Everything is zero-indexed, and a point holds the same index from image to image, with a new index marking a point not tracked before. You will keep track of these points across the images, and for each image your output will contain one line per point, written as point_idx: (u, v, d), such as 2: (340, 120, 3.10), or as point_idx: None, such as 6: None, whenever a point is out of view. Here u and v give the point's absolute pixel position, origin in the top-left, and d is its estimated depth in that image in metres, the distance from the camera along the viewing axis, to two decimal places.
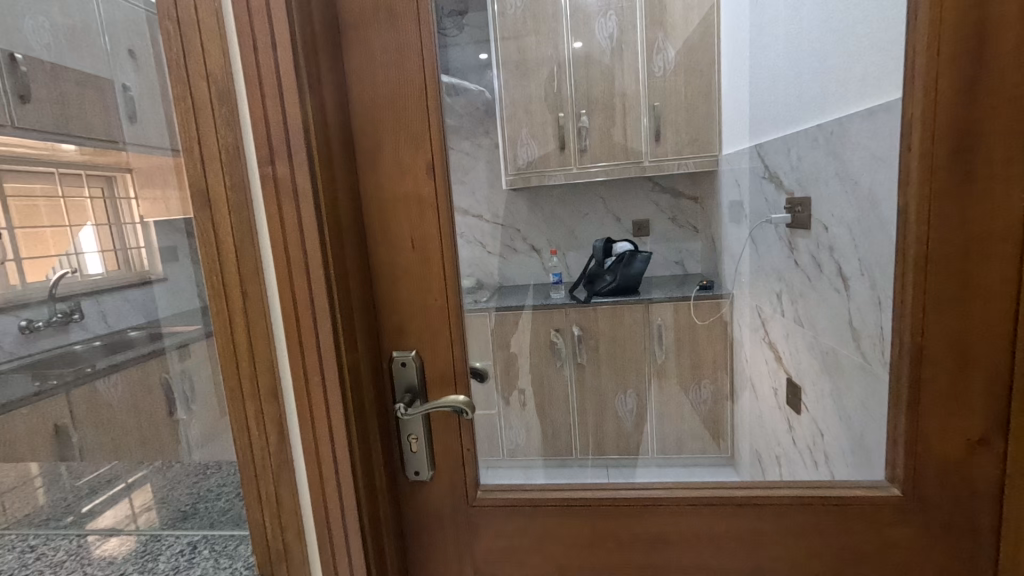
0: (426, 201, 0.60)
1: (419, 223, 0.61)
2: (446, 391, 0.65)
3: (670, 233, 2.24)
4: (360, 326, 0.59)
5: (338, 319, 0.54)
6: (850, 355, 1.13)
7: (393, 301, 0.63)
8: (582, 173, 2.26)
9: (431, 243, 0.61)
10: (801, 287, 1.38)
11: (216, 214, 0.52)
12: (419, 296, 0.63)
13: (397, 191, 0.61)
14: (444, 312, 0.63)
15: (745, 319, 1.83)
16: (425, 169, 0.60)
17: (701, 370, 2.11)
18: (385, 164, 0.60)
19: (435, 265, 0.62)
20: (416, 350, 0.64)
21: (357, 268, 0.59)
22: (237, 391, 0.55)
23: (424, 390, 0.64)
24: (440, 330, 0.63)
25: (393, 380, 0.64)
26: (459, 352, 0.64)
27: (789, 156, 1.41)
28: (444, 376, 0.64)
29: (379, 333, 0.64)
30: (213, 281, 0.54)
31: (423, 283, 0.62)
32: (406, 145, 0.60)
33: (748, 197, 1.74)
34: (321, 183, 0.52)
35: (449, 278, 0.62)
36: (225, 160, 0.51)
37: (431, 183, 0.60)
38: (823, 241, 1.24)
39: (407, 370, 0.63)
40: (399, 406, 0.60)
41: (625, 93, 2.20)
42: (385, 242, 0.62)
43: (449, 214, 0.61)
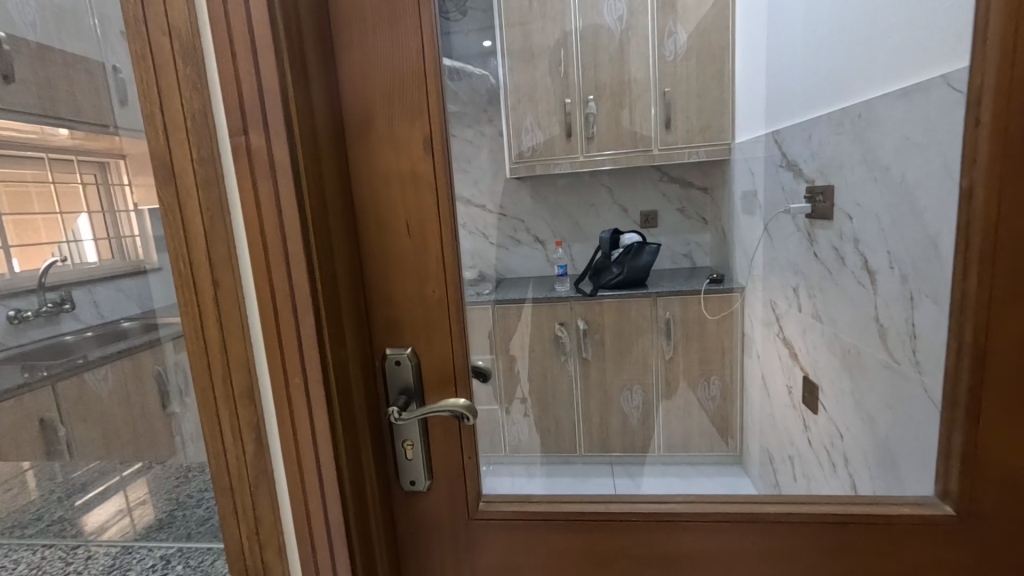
0: (423, 181, 0.54)
1: (415, 204, 0.54)
2: (445, 391, 0.58)
3: (679, 224, 2.28)
4: (349, 320, 0.53)
5: (323, 313, 0.48)
6: (874, 350, 1.08)
7: (386, 293, 0.56)
8: (588, 162, 2.14)
9: (429, 228, 0.55)
10: (821, 281, 1.31)
11: (183, 190, 0.46)
12: (415, 288, 0.56)
13: (390, 169, 0.54)
14: (442, 306, 0.56)
15: (757, 313, 1.76)
16: (423, 144, 0.53)
17: (710, 364, 2.00)
18: (377, 139, 0.53)
19: (433, 251, 0.55)
20: (412, 347, 0.57)
21: (345, 255, 0.52)
22: (209, 392, 0.49)
23: (421, 391, 0.58)
24: (439, 326, 0.57)
25: (387, 380, 0.57)
26: (460, 350, 0.58)
27: (810, 143, 1.33)
28: (443, 377, 0.58)
29: (370, 327, 0.57)
30: (179, 268, 0.47)
31: (420, 273, 0.56)
32: (400, 117, 0.53)
33: (762, 186, 1.66)
34: (302, 156, 0.46)
35: (450, 267, 0.56)
36: (192, 128, 0.45)
37: (429, 160, 0.53)
38: (846, 232, 1.17)
39: (402, 369, 0.57)
40: (394, 410, 0.54)
41: (635, 78, 2.04)
42: (378, 225, 0.55)
43: (449, 195, 0.55)
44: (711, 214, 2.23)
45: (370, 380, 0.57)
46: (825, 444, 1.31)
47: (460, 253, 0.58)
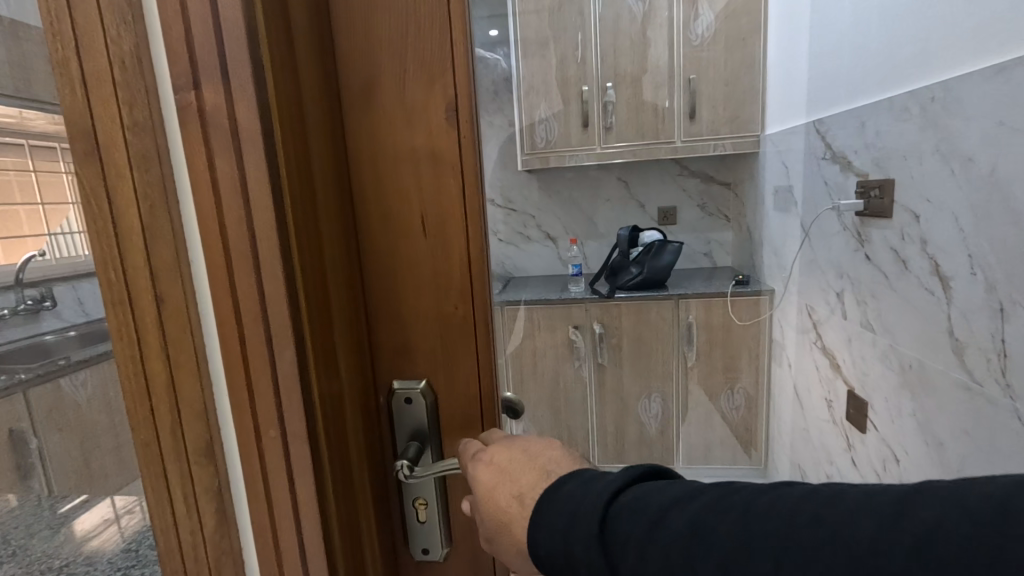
0: (444, 162, 0.41)
1: (433, 194, 0.41)
2: (469, 435, 0.45)
3: (699, 221, 2.17)
4: (347, 349, 0.40)
5: (313, 344, 0.35)
6: (946, 367, 0.95)
7: (395, 310, 0.43)
8: (604, 155, 1.98)
9: (451, 226, 0.41)
10: (873, 286, 1.18)
11: (110, 169, 0.32)
12: (432, 303, 0.43)
13: (401, 146, 0.41)
14: (467, 327, 0.43)
15: (790, 318, 1.63)
16: (445, 113, 0.40)
17: (736, 371, 1.84)
18: (383, 107, 0.40)
19: (456, 255, 0.42)
20: (427, 380, 0.44)
21: (342, 262, 0.39)
22: (154, 445, 0.36)
23: (437, 435, 0.45)
24: (463, 353, 0.44)
25: (394, 423, 0.45)
26: (488, 382, 0.45)
27: (864, 133, 1.19)
28: (467, 419, 0.45)
29: (373, 353, 0.44)
30: (109, 277, 0.34)
31: (439, 284, 0.43)
32: (415, 75, 0.39)
33: (800, 180, 1.52)
34: (285, 121, 0.32)
35: (478, 278, 0.43)
36: (119, 77, 0.31)
37: (454, 134, 0.40)
38: (911, 232, 1.04)
39: (414, 408, 0.44)
40: (404, 465, 0.41)
41: (659, 65, 1.88)
42: (383, 222, 0.42)
43: (477, 182, 0.42)
44: (733, 212, 2.11)
45: (371, 425, 0.44)
46: (876, 468, 1.20)
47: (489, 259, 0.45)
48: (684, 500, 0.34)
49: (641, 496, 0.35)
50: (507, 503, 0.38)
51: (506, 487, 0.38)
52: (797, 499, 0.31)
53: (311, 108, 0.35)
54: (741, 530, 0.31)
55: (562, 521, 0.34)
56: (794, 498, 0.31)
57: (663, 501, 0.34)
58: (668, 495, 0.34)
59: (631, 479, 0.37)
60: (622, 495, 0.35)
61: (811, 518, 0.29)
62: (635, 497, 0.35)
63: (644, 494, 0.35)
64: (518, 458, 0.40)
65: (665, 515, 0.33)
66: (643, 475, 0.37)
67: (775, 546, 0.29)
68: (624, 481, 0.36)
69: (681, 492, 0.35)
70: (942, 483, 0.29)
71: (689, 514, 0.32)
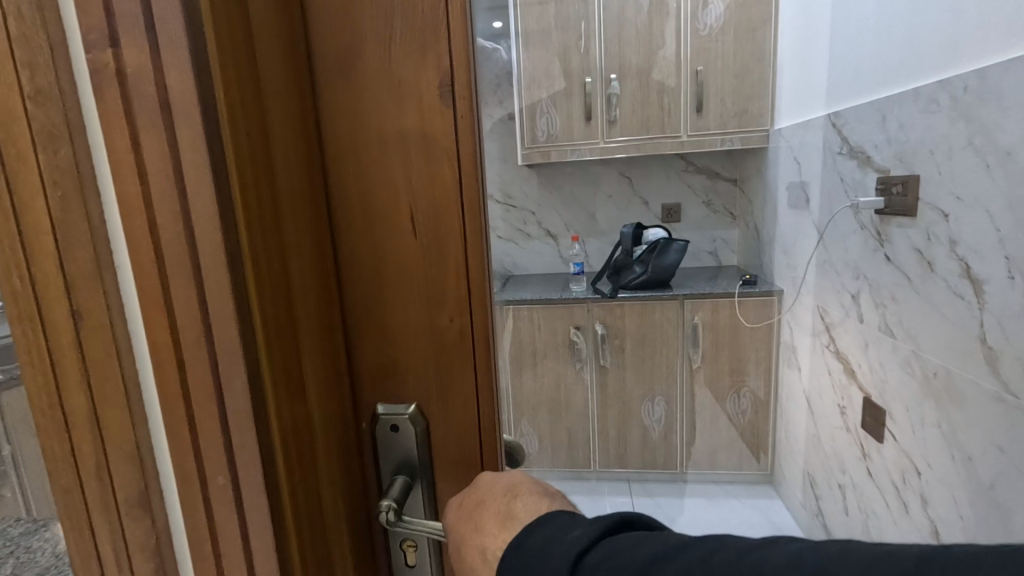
0: (437, 148, 0.34)
1: (425, 188, 0.35)
2: (466, 468, 0.39)
3: (704, 219, 2.10)
4: (322, 372, 0.33)
5: (274, 371, 0.28)
6: (977, 377, 0.89)
7: (380, 323, 0.37)
8: (608, 149, 1.91)
9: (446, 225, 0.35)
10: (893, 288, 1.11)
11: (7, 151, 0.25)
12: (423, 316, 0.37)
13: (386, 129, 0.34)
14: (465, 346, 0.37)
15: (802, 320, 1.56)
16: (438, 89, 0.33)
17: (743, 374, 1.78)
18: (366, 81, 0.34)
19: (452, 261, 0.35)
20: (416, 406, 0.38)
21: (315, 267, 0.33)
22: (76, 492, 0.29)
23: (429, 468, 0.40)
24: (459, 375, 0.37)
25: (379, 453, 0.39)
26: (489, 410, 0.39)
27: (886, 127, 1.12)
28: (464, 451, 0.39)
29: (355, 374, 0.38)
30: (14, 285, 0.27)
31: (432, 295, 0.36)
32: (403, 44, 0.33)
33: (814, 176, 1.46)
34: (233, 91, 0.25)
35: (478, 289, 0.36)
36: (15, 33, 0.24)
37: (449, 115, 0.33)
38: (938, 232, 0.97)
39: (402, 436, 0.38)
40: (388, 507, 0.36)
41: (665, 56, 1.80)
42: (366, 220, 0.36)
43: (477, 174, 0.35)
44: (740, 209, 2.05)
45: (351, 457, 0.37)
46: (895, 481, 1.14)
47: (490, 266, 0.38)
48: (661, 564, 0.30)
49: (612, 556, 0.31)
50: (472, 555, 0.35)
51: (472, 540, 0.35)
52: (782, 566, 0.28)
53: (271, 78, 0.28)
54: None
55: None
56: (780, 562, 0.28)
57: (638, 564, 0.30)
58: (641, 558, 0.31)
59: (600, 533, 0.33)
60: (591, 552, 0.32)
61: None
62: (606, 559, 0.31)
63: (615, 554, 0.31)
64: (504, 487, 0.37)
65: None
66: (612, 526, 0.34)
67: None
68: (595, 535, 0.33)
69: (658, 549, 0.31)
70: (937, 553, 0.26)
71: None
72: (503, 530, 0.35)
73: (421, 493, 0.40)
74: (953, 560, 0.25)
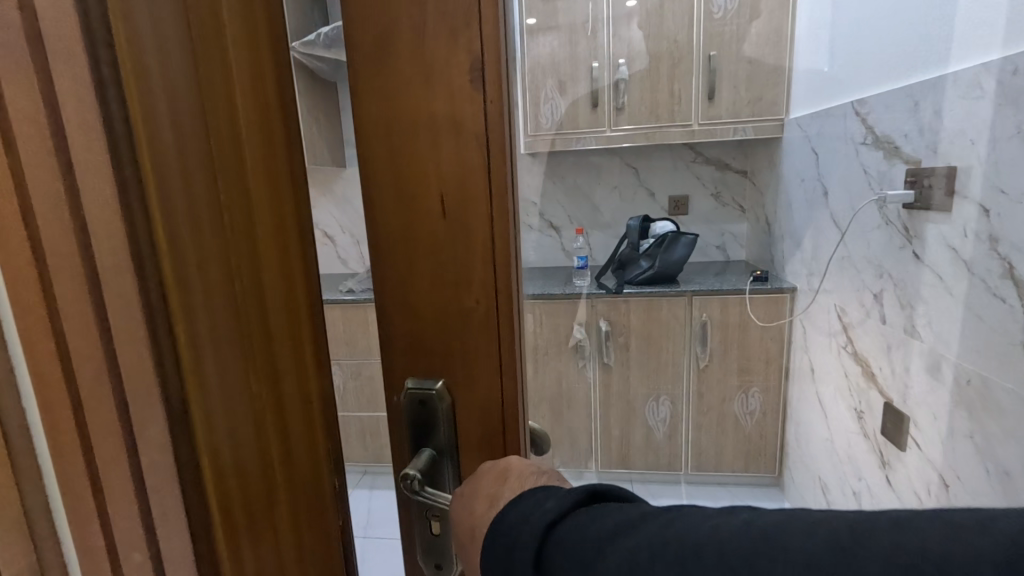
0: (466, 132, 0.38)
1: (455, 170, 0.38)
2: (490, 443, 0.44)
3: (712, 212, 2.03)
4: (285, 393, 0.28)
5: (212, 398, 0.22)
6: (1017, 386, 0.83)
7: (411, 299, 0.42)
8: (615, 137, 1.84)
9: (473, 208, 0.39)
10: (922, 289, 1.05)
11: None
12: (452, 295, 0.41)
13: (420, 113, 0.38)
14: (489, 325, 0.41)
15: (818, 320, 1.49)
16: (470, 73, 0.36)
17: (752, 374, 1.72)
18: (401, 65, 0.37)
19: (479, 243, 0.40)
20: (443, 383, 0.43)
21: (284, 267, 0.28)
22: None
23: (454, 449, 0.45)
24: (483, 351, 0.42)
25: (410, 422, 0.44)
26: (510, 385, 0.44)
27: (918, 115, 1.05)
28: (488, 420, 0.44)
29: (388, 345, 0.44)
30: None
31: (460, 277, 0.41)
32: (437, 29, 0.36)
33: (832, 168, 1.40)
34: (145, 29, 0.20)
35: (502, 272, 0.40)
36: None
37: (478, 99, 0.37)
38: (976, 228, 0.90)
39: (430, 410, 0.44)
40: (411, 478, 0.42)
41: (677, 40, 1.72)
42: (400, 203, 0.40)
43: (505, 158, 0.39)
44: (750, 202, 1.98)
45: (338, 476, 0.34)
46: (917, 491, 1.09)
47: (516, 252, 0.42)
48: (625, 535, 0.30)
49: (579, 528, 0.31)
50: (465, 537, 0.38)
51: (465, 524, 0.38)
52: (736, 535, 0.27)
53: (203, 26, 0.23)
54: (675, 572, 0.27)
55: (503, 559, 0.32)
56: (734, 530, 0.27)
57: (603, 536, 0.30)
58: (607, 528, 0.31)
59: (571, 507, 0.33)
60: (557, 527, 0.32)
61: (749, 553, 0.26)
62: (578, 526, 0.32)
63: (584, 525, 0.31)
64: (493, 476, 0.39)
65: (603, 551, 0.29)
66: (586, 499, 0.34)
67: None
68: (562, 509, 0.33)
69: (623, 520, 0.31)
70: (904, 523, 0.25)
71: (627, 552, 0.28)
72: (490, 508, 0.37)
73: (449, 469, 0.45)
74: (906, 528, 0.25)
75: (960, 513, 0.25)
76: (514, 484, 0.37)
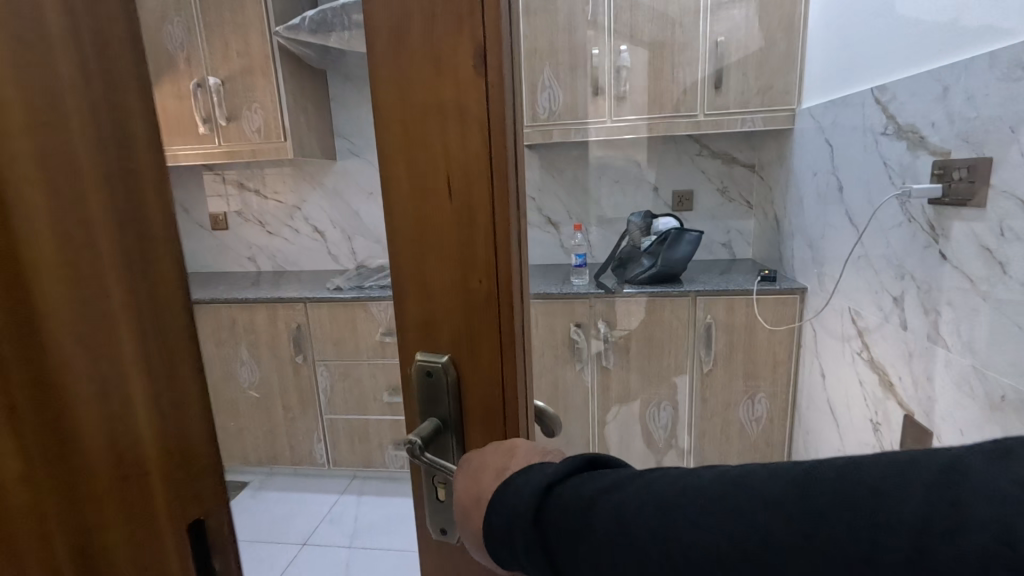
0: (469, 116, 0.41)
1: (460, 153, 0.42)
2: (490, 414, 0.48)
3: (718, 208, 1.93)
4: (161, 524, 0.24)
5: None
6: None
7: (423, 275, 0.46)
8: (615, 129, 1.74)
9: (476, 190, 0.42)
10: (950, 293, 0.96)
11: None
12: (458, 273, 0.45)
13: (429, 98, 0.41)
14: (491, 302, 0.45)
15: (831, 323, 1.40)
16: (473, 61, 0.40)
17: (757, 379, 1.63)
18: (413, 53, 0.41)
19: (480, 224, 0.43)
20: (449, 357, 0.47)
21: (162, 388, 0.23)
22: None
23: (458, 421, 0.49)
24: (484, 326, 0.45)
25: (420, 393, 0.49)
26: (510, 360, 0.46)
27: (947, 101, 0.95)
28: (490, 393, 0.47)
29: (403, 319, 0.48)
30: None
31: (464, 256, 0.44)
32: (445, 19, 0.40)
33: (845, 161, 1.31)
34: None
35: (501, 254, 0.43)
36: None
37: (480, 85, 0.40)
38: (1014, 227, 0.82)
39: (435, 380, 0.48)
40: (410, 442, 0.46)
41: (682, 25, 1.62)
42: (411, 185, 0.44)
43: (506, 139, 0.41)
44: (757, 198, 1.89)
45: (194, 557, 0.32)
46: None
47: (516, 233, 0.45)
48: (614, 490, 0.35)
49: (577, 486, 0.36)
50: (470, 509, 0.41)
51: (471, 490, 0.41)
52: (737, 475, 0.32)
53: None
54: (660, 518, 0.32)
55: (508, 513, 0.37)
56: (736, 472, 0.33)
57: (597, 490, 0.35)
58: (600, 485, 0.36)
59: (573, 469, 0.38)
60: (560, 484, 0.37)
61: (754, 492, 0.30)
62: (575, 485, 0.37)
63: (581, 484, 0.36)
64: (498, 450, 0.43)
65: (594, 503, 0.35)
66: (585, 466, 0.39)
67: (701, 507, 0.31)
68: (565, 471, 0.38)
69: (611, 481, 0.36)
70: (905, 454, 0.30)
71: (614, 504, 0.34)
72: (496, 479, 0.40)
73: (452, 440, 0.49)
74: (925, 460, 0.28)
75: (907, 452, 0.30)
76: (521, 459, 0.41)
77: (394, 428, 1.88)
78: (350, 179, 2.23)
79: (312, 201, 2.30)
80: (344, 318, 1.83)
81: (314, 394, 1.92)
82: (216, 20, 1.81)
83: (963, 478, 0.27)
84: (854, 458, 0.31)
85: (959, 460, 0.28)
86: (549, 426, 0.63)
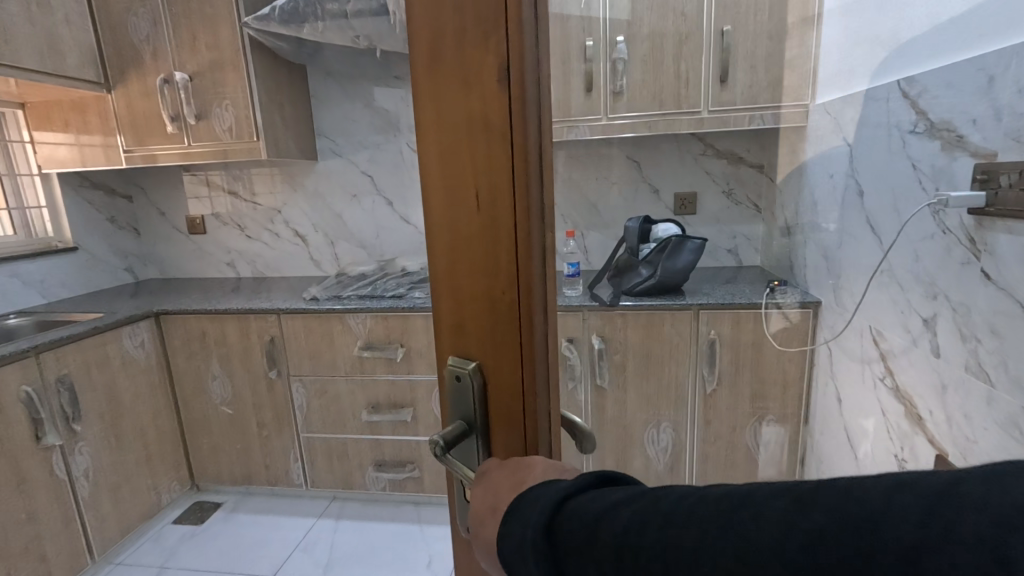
0: (493, 129, 0.38)
1: (485, 165, 0.39)
2: (513, 425, 0.43)
3: (722, 211, 1.78)
4: None
5: None
6: None
7: (453, 284, 0.44)
8: (611, 124, 1.58)
9: (501, 201, 0.39)
10: (993, 318, 0.82)
11: None
12: (483, 284, 0.42)
13: (458, 109, 0.39)
14: (512, 317, 0.41)
15: (848, 341, 1.26)
16: (497, 74, 0.37)
17: (765, 400, 1.51)
18: (445, 64, 0.39)
19: (504, 237, 0.40)
20: (476, 364, 0.44)
21: None
22: None
23: (484, 429, 0.45)
24: (507, 342, 0.42)
25: (450, 394, 0.46)
26: (531, 380, 0.42)
27: (992, 94, 0.81)
28: (511, 408, 0.43)
29: (438, 324, 0.47)
30: None
31: (489, 268, 0.41)
32: (472, 32, 0.37)
33: (864, 163, 1.18)
34: None
35: (524, 269, 0.40)
36: None
37: (503, 98, 0.37)
38: None
39: (463, 385, 0.45)
40: (434, 442, 0.43)
41: (684, 13, 1.50)
42: (443, 193, 0.42)
43: (530, 154, 0.38)
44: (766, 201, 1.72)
45: None
46: None
47: (542, 251, 0.42)
48: (626, 505, 0.28)
49: (587, 501, 0.30)
50: (483, 520, 0.36)
51: (487, 503, 0.36)
52: (749, 493, 0.26)
53: None
54: (666, 535, 0.26)
55: (517, 534, 0.31)
56: (745, 489, 0.26)
57: (607, 504, 0.29)
58: (614, 499, 0.29)
59: (583, 485, 0.32)
60: (569, 501, 0.31)
61: (764, 515, 0.24)
62: (586, 500, 0.31)
63: (596, 497, 0.30)
64: (510, 467, 0.39)
65: (600, 521, 0.28)
66: (599, 481, 0.33)
67: (713, 531, 0.25)
68: (582, 485, 0.32)
69: (629, 493, 0.30)
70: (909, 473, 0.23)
71: (624, 521, 0.28)
72: (514, 492, 0.36)
73: (478, 446, 0.45)
74: (928, 483, 0.22)
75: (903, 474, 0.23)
76: (540, 473, 0.36)
77: (373, 447, 1.77)
78: (332, 181, 2.11)
79: (293, 204, 2.16)
80: (321, 331, 1.71)
81: (289, 411, 1.80)
82: (185, 11, 1.70)
83: (957, 496, 0.20)
84: (853, 481, 0.24)
85: (962, 477, 0.21)
86: (581, 439, 0.56)
